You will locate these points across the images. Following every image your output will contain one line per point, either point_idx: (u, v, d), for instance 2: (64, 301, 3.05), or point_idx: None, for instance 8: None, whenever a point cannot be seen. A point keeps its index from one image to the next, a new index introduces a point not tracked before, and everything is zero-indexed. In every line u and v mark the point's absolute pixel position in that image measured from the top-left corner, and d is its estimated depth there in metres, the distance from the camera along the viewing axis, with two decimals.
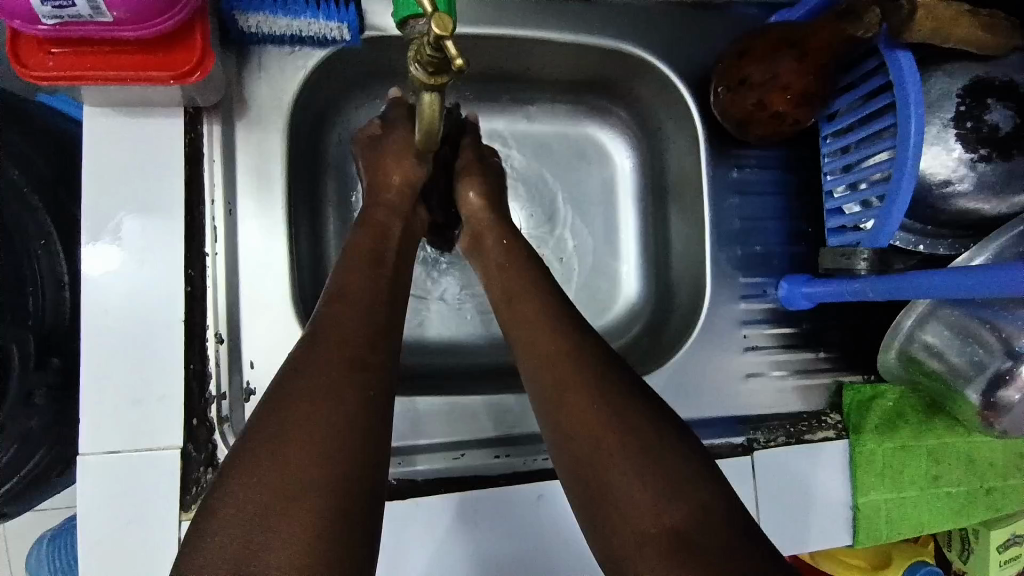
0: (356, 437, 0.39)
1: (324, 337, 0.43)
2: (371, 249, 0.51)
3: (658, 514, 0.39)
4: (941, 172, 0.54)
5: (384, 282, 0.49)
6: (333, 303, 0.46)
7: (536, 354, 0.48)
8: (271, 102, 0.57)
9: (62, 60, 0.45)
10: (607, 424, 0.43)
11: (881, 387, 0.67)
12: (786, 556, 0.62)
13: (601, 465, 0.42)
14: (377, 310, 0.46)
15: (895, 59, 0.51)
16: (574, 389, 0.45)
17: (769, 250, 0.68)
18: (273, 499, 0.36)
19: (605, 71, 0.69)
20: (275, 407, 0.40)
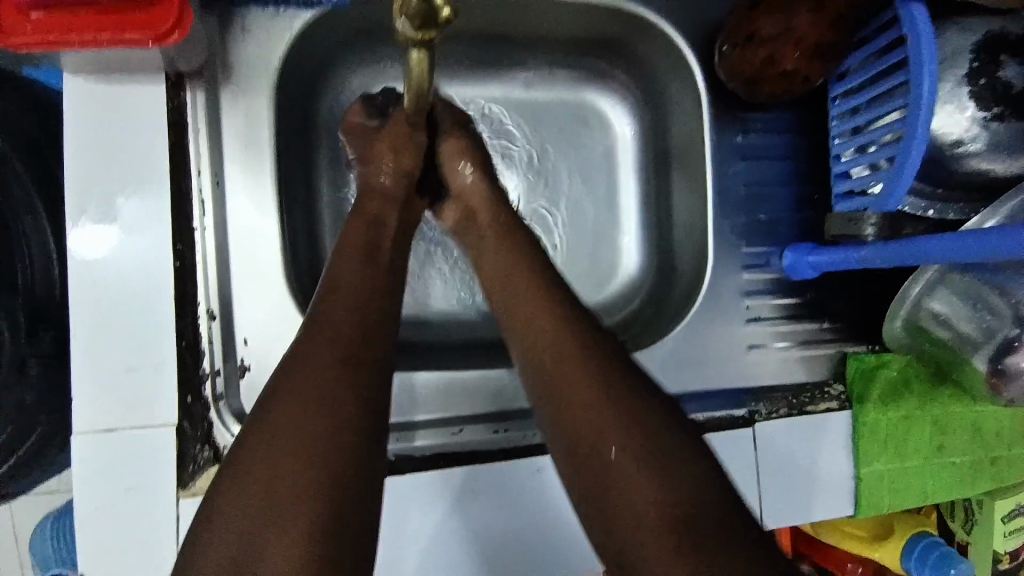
0: (347, 435, 0.39)
1: (314, 331, 0.42)
2: (364, 239, 0.49)
3: (656, 496, 0.39)
4: (954, 132, 0.52)
5: (378, 272, 0.48)
6: (323, 298, 0.44)
7: (530, 344, 0.47)
8: (258, 67, 0.55)
9: (41, 22, 0.43)
10: (603, 408, 0.42)
11: (885, 357, 0.65)
12: (768, 528, 0.62)
13: (596, 449, 0.41)
14: (369, 304, 0.45)
15: (908, 11, 0.48)
16: (570, 381, 0.44)
17: (774, 218, 0.66)
18: (262, 498, 0.36)
19: (606, 31, 0.66)
20: (264, 409, 0.39)
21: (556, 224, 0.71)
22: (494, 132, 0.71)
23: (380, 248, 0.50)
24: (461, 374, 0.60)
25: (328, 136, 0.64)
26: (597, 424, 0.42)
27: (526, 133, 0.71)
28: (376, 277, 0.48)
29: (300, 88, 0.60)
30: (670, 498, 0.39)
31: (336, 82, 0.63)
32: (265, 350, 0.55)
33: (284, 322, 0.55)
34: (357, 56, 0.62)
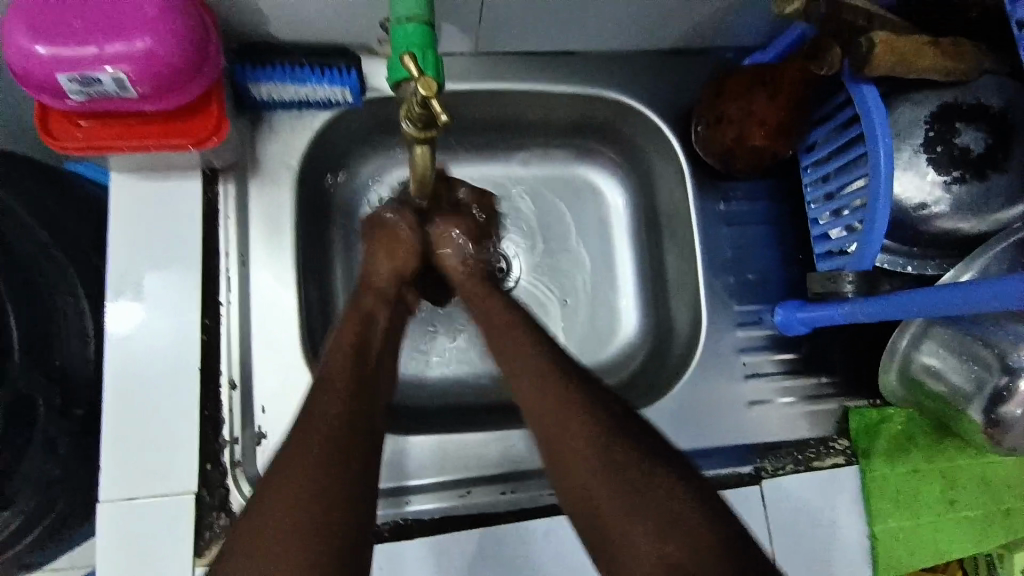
0: (346, 491, 0.42)
1: (321, 391, 0.47)
2: (363, 309, 0.55)
3: (650, 538, 0.41)
4: (916, 196, 0.56)
5: (367, 340, 0.53)
6: (326, 367, 0.49)
7: (528, 396, 0.50)
8: (283, 161, 0.62)
9: (88, 130, 0.49)
10: (589, 450, 0.45)
11: (887, 412, 0.66)
12: None
13: (594, 496, 0.44)
14: (359, 370, 0.50)
15: (859, 91, 0.53)
16: (558, 431, 0.47)
17: (761, 278, 0.69)
18: (282, 549, 0.39)
19: (593, 116, 0.73)
20: (281, 467, 0.42)
21: (557, 289, 0.76)
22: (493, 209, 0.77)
23: (372, 328, 0.54)
24: (459, 437, 0.61)
25: (343, 216, 0.70)
26: (574, 466, 0.45)
27: (524, 207, 0.77)
28: (370, 344, 0.53)
29: (318, 175, 0.66)
30: (645, 532, 0.42)
31: (350, 169, 0.70)
32: (281, 419, 0.58)
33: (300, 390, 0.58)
34: (370, 146, 0.69)
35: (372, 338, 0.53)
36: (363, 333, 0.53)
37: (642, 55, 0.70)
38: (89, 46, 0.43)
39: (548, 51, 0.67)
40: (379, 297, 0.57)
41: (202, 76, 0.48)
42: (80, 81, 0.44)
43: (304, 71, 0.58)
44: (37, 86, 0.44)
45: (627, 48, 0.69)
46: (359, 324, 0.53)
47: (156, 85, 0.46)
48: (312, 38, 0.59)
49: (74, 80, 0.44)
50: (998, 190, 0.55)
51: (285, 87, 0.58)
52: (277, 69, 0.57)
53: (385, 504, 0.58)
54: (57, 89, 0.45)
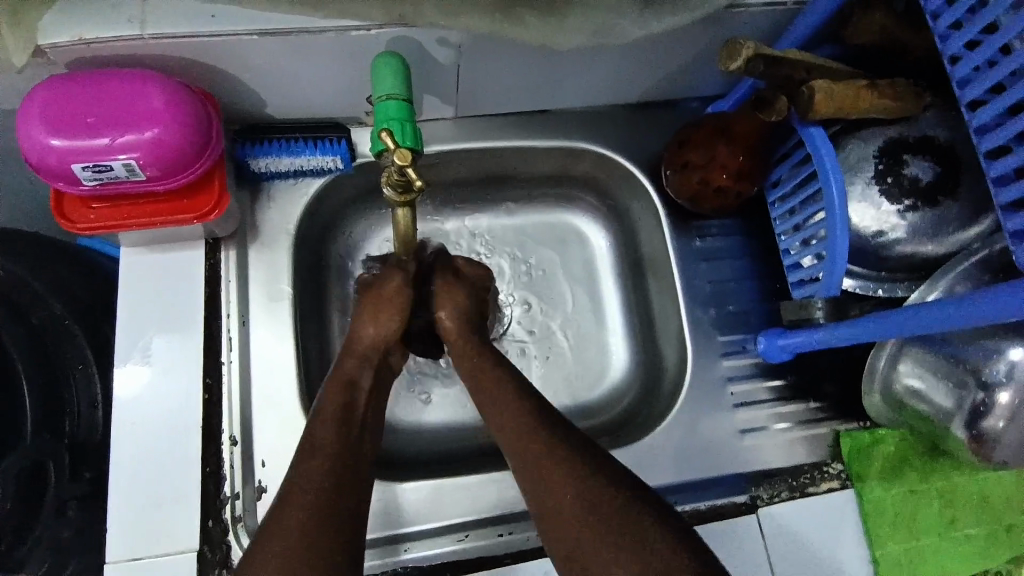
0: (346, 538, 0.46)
1: (313, 449, 0.49)
2: (348, 374, 0.55)
3: None
4: (873, 225, 0.59)
5: (359, 390, 0.55)
6: (321, 420, 0.51)
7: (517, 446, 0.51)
8: (280, 227, 0.66)
9: (100, 212, 0.53)
10: (575, 511, 0.47)
11: (878, 433, 0.68)
12: None
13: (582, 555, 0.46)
14: (348, 426, 0.52)
15: (808, 134, 0.58)
16: (548, 489, 0.48)
17: (741, 309, 0.72)
18: None
19: (570, 166, 0.77)
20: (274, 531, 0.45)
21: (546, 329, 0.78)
22: (503, 251, 0.81)
23: (355, 393, 0.54)
24: (454, 480, 0.62)
25: (338, 273, 0.73)
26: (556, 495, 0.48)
27: (529, 252, 0.81)
28: (355, 407, 0.53)
29: (314, 238, 0.70)
30: (611, 531, 0.46)
31: (344, 229, 0.74)
32: (281, 473, 0.59)
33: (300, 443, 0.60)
34: (362, 207, 0.73)
35: (357, 401, 0.54)
36: (348, 398, 0.53)
37: (611, 109, 0.75)
38: (101, 138, 0.48)
39: (524, 112, 0.72)
40: (362, 360, 0.56)
41: (205, 157, 0.53)
42: (93, 169, 0.49)
43: (300, 145, 0.63)
44: (54, 175, 0.49)
45: (599, 104, 0.74)
46: (344, 391, 0.54)
47: (162, 167, 0.51)
48: (306, 115, 0.64)
49: (85, 168, 0.49)
50: (951, 216, 0.58)
51: (281, 159, 0.64)
52: (274, 143, 0.63)
53: (380, 554, 0.60)
54: (72, 177, 0.49)
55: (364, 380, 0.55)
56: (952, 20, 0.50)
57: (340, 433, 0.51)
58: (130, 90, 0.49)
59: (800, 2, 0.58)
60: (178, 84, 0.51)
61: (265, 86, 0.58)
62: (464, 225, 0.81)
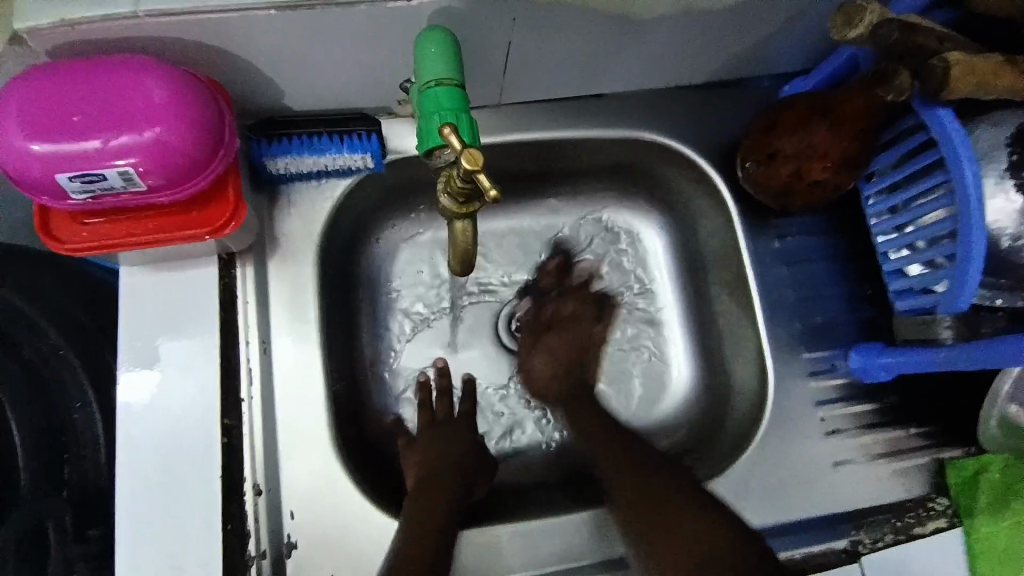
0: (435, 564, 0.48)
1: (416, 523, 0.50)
2: (431, 465, 0.58)
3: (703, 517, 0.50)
4: (1006, 225, 0.48)
5: (429, 479, 0.55)
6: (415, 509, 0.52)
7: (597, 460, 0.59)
8: (303, 237, 0.57)
9: (95, 229, 0.45)
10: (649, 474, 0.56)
11: (985, 459, 0.58)
12: None
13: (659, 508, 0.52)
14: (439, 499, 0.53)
15: (936, 117, 0.48)
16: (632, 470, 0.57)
17: (830, 320, 0.63)
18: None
19: (628, 159, 0.67)
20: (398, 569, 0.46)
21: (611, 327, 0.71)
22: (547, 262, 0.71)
23: (438, 472, 0.56)
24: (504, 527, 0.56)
25: (368, 285, 0.65)
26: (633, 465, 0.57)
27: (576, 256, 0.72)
28: (436, 484, 0.55)
29: (340, 247, 0.61)
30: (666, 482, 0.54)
31: (371, 236, 0.65)
32: (312, 524, 0.52)
33: (333, 489, 0.53)
34: (391, 209, 0.64)
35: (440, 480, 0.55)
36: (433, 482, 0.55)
37: (675, 93, 0.65)
38: (92, 140, 0.39)
39: (577, 96, 0.63)
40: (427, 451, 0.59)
41: (219, 160, 0.44)
42: (81, 179, 0.40)
43: (324, 141, 0.54)
44: (37, 188, 0.40)
45: (661, 87, 0.64)
46: (431, 481, 0.55)
47: (166, 174, 0.42)
48: (328, 105, 0.55)
49: (72, 179, 0.40)
50: None
51: (302, 159, 0.54)
52: (295, 140, 0.54)
53: None
54: (58, 190, 0.41)
55: (440, 469, 0.57)
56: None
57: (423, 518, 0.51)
58: (123, 81, 0.40)
59: None
60: (183, 71, 0.42)
61: (283, 70, 0.49)
62: (503, 226, 0.71)
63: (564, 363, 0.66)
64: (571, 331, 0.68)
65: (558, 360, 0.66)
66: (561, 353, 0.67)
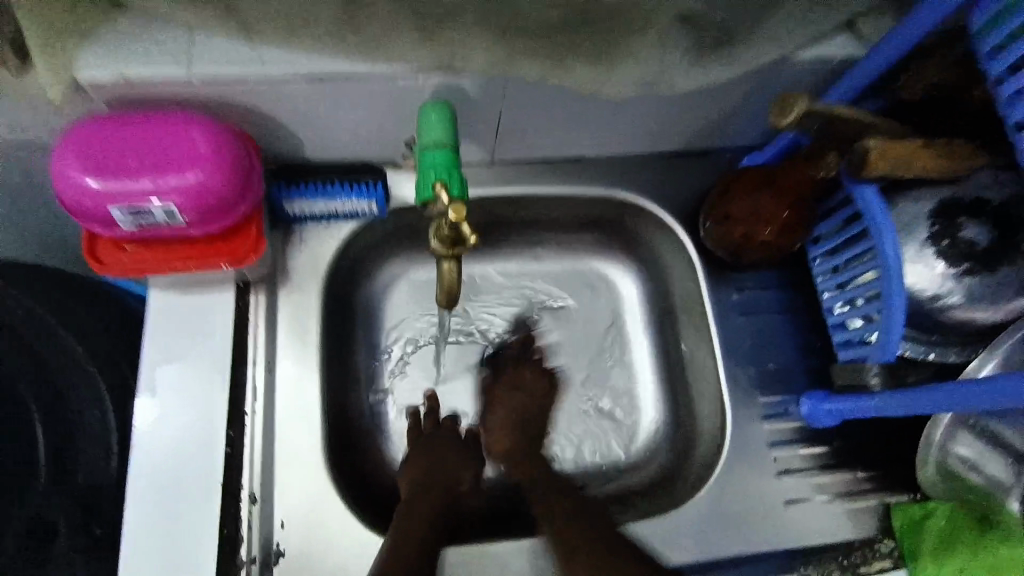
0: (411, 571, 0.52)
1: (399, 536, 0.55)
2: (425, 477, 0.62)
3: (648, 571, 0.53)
4: (930, 288, 0.56)
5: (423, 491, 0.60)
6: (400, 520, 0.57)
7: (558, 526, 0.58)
8: (310, 270, 0.64)
9: (133, 254, 0.52)
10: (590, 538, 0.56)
11: (929, 505, 0.62)
12: None
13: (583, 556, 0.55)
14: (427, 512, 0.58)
15: (861, 193, 0.56)
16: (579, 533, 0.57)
17: (784, 367, 0.69)
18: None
19: (607, 215, 0.75)
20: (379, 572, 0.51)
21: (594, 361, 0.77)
22: (529, 305, 0.78)
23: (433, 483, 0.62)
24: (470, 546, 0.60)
25: (364, 316, 0.72)
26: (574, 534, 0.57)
27: (553, 298, 0.78)
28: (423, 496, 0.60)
29: (342, 281, 0.68)
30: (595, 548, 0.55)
31: (369, 274, 0.72)
32: (299, 535, 0.56)
33: (321, 502, 0.57)
34: (389, 250, 0.72)
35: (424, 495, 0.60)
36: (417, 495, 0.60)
37: (649, 160, 0.74)
38: (143, 181, 0.46)
39: (560, 159, 0.72)
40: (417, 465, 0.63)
41: (246, 201, 0.51)
42: (131, 213, 0.47)
43: (335, 187, 0.62)
44: (91, 218, 0.48)
45: (635, 153, 0.73)
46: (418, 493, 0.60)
47: (201, 212, 0.49)
48: (341, 157, 0.63)
49: (124, 212, 0.47)
50: (1011, 279, 0.55)
51: (315, 202, 0.62)
52: (310, 186, 0.61)
53: None
54: (109, 220, 0.48)
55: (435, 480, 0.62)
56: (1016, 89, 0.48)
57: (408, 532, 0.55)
58: (172, 133, 0.48)
59: (851, 60, 0.58)
60: (224, 128, 0.50)
61: (305, 127, 0.57)
62: (487, 270, 0.78)
63: (512, 418, 0.69)
64: (530, 398, 0.71)
65: (505, 418, 0.69)
66: (518, 408, 0.70)
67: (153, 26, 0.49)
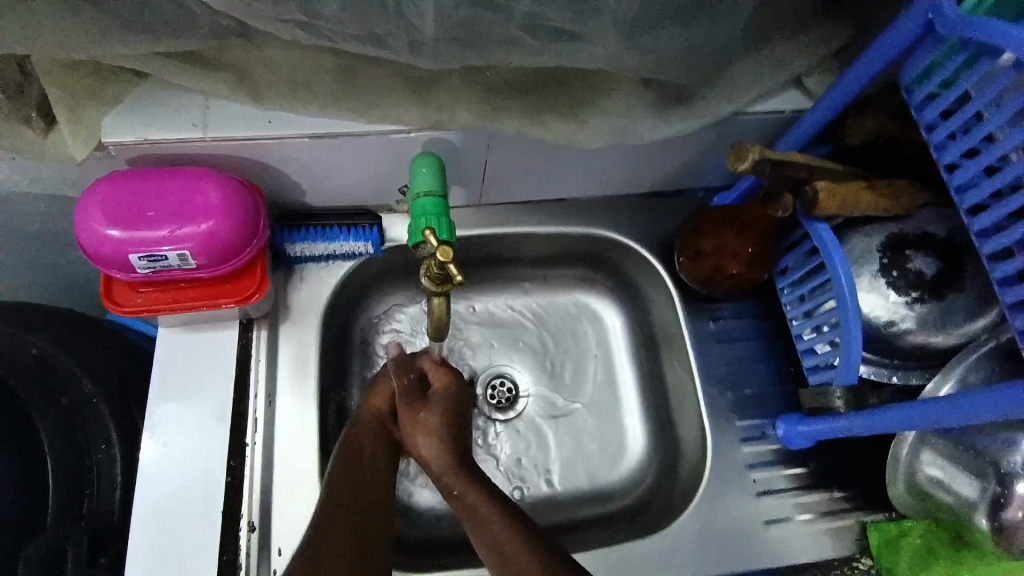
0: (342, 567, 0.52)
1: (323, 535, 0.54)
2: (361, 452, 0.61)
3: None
4: (884, 315, 0.60)
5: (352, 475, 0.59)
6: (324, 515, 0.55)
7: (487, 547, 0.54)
8: (310, 307, 0.68)
9: (147, 296, 0.56)
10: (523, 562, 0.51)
11: (906, 524, 0.65)
12: None
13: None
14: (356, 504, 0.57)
15: (815, 229, 0.61)
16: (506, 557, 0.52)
17: (759, 392, 0.72)
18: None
19: (589, 250, 0.80)
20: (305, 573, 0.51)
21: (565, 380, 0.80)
22: (518, 336, 0.82)
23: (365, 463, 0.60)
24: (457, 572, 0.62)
25: (360, 350, 0.75)
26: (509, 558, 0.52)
27: (541, 329, 0.82)
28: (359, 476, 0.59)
29: (340, 317, 0.72)
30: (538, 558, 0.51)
31: (365, 309, 0.76)
32: None
33: None
34: (384, 287, 0.76)
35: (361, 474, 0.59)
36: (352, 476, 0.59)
37: (626, 199, 0.79)
38: (160, 230, 0.51)
39: (542, 201, 0.77)
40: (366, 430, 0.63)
41: (253, 245, 0.56)
42: (148, 259, 0.52)
43: (334, 230, 0.67)
44: (111, 264, 0.52)
45: (612, 194, 0.78)
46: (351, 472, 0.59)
47: (211, 256, 0.53)
48: (339, 203, 0.69)
49: (141, 259, 0.52)
50: (958, 306, 0.59)
51: (315, 244, 0.67)
52: (310, 230, 0.66)
53: None
54: (127, 266, 0.52)
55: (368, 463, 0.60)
56: (949, 132, 0.50)
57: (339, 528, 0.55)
58: (188, 186, 0.53)
59: (800, 110, 0.64)
60: (235, 181, 0.55)
61: (307, 176, 0.63)
62: (477, 303, 0.82)
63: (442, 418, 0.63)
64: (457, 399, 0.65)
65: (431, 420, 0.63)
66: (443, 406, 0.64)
67: (173, 92, 0.55)
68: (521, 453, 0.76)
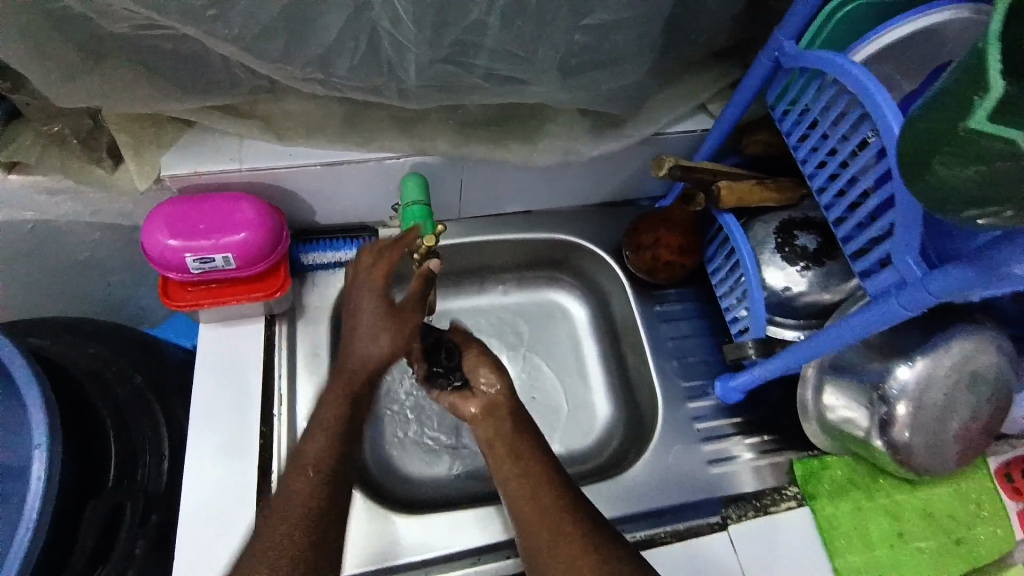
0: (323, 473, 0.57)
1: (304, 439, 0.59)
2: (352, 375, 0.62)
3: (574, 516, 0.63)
4: (782, 283, 0.76)
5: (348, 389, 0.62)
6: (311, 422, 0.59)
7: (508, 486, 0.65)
8: (321, 306, 0.82)
9: (195, 293, 0.70)
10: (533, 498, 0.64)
11: (827, 459, 0.79)
12: None
13: (530, 513, 0.63)
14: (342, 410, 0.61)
15: (724, 219, 0.77)
16: (520, 496, 0.64)
17: (699, 359, 0.87)
18: (292, 486, 0.56)
19: (552, 253, 0.96)
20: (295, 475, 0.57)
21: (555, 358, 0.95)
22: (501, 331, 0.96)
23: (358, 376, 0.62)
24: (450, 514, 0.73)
25: None
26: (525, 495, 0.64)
27: (519, 324, 0.97)
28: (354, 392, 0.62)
29: None
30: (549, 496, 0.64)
31: None
32: None
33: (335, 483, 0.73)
34: None
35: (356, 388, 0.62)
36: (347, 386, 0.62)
37: (581, 208, 0.95)
38: (209, 239, 0.66)
39: (511, 213, 0.93)
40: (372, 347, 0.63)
41: (279, 250, 0.71)
42: (200, 261, 0.66)
43: (340, 242, 0.82)
44: (170, 267, 0.66)
45: (568, 206, 0.95)
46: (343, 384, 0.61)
47: (249, 258, 0.68)
48: (344, 220, 0.84)
49: (195, 261, 0.66)
50: (837, 271, 0.75)
51: (324, 253, 0.81)
52: (321, 242, 0.81)
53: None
54: (182, 267, 0.66)
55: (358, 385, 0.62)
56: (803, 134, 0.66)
57: (329, 438, 0.59)
58: (230, 205, 0.68)
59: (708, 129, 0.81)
60: (265, 203, 0.70)
61: (318, 198, 0.78)
62: (467, 308, 0.96)
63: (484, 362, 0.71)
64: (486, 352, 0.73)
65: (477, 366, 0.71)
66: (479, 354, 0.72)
67: (214, 136, 0.71)
68: (545, 415, 0.90)
